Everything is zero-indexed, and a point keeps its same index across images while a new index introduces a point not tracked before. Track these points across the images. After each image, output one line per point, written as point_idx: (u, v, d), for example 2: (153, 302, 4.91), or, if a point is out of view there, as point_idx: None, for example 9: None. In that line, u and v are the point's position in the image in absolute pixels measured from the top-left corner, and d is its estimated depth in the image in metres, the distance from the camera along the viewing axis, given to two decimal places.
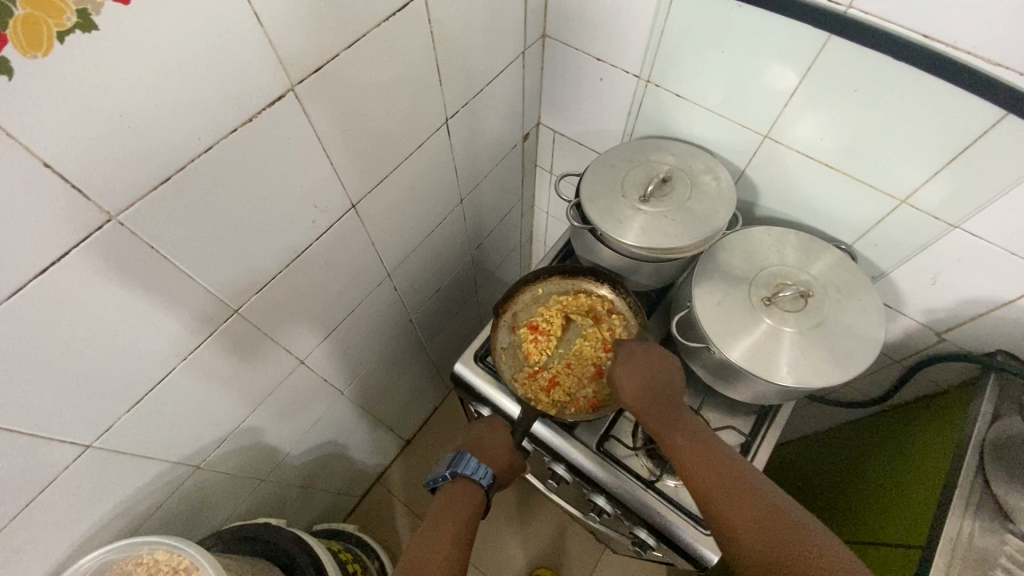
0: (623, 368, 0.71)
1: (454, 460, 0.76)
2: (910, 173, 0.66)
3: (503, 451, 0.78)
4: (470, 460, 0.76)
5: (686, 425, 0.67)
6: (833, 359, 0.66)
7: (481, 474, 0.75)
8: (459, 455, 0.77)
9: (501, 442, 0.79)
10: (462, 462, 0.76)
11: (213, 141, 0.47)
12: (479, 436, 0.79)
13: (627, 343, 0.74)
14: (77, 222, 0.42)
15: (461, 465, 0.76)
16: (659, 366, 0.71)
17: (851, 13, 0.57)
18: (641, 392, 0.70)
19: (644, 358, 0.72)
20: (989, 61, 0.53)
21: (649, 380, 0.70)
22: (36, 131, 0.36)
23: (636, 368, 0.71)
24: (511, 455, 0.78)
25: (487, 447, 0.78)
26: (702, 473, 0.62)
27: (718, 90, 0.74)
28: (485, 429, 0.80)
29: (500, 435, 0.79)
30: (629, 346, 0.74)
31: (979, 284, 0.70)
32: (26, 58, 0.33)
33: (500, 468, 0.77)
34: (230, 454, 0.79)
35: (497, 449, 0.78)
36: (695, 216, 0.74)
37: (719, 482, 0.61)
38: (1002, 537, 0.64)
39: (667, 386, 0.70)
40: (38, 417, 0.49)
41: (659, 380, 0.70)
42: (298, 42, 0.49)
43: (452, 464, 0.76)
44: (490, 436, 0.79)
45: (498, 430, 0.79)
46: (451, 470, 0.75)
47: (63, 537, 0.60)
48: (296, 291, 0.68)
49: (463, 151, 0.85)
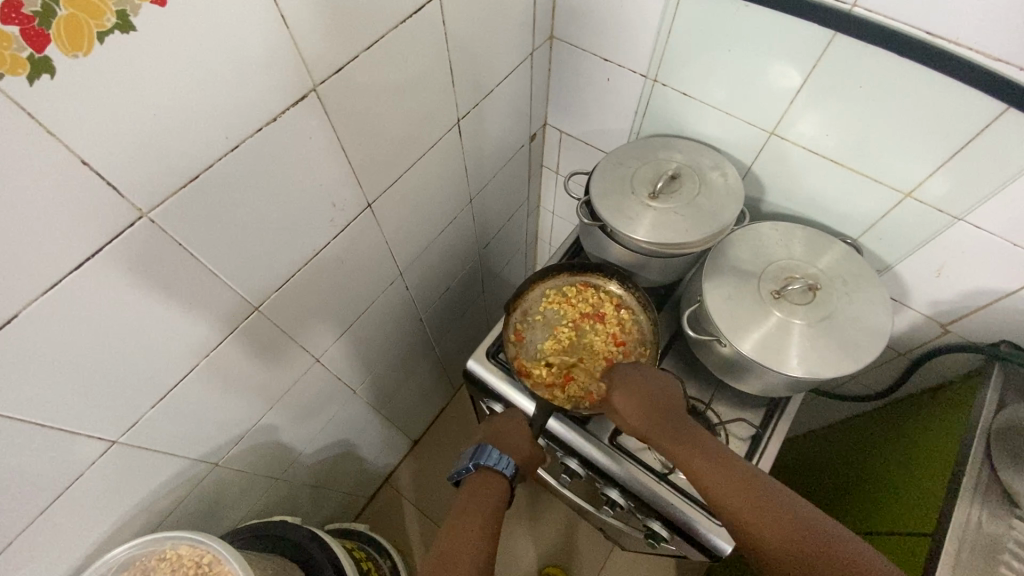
0: (620, 394, 0.71)
1: (476, 452, 0.77)
2: (915, 168, 0.67)
3: (524, 440, 0.78)
4: (492, 451, 0.76)
5: (695, 441, 0.67)
6: (842, 350, 0.67)
7: (504, 464, 0.75)
8: (481, 447, 0.77)
9: (522, 432, 0.79)
10: (484, 453, 0.76)
11: (239, 140, 0.48)
12: (500, 426, 0.79)
13: (624, 364, 0.74)
14: (111, 219, 0.43)
15: (483, 456, 0.76)
16: (656, 383, 0.71)
17: (856, 11, 0.59)
18: (643, 414, 0.69)
19: (641, 380, 0.71)
20: (991, 56, 0.54)
21: (649, 400, 0.70)
22: (75, 130, 0.37)
23: (636, 390, 0.70)
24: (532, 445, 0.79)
25: (508, 438, 0.78)
26: (725, 494, 0.62)
27: (725, 88, 0.76)
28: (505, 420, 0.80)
29: (519, 425, 0.79)
30: (624, 366, 0.74)
31: (984, 275, 0.71)
32: (68, 58, 0.34)
33: (522, 458, 0.77)
34: (246, 453, 0.80)
35: (517, 439, 0.78)
36: (704, 212, 0.75)
37: (740, 500, 0.61)
38: (1009, 523, 0.65)
39: (668, 403, 0.70)
40: (68, 413, 0.50)
41: (658, 398, 0.70)
42: (321, 43, 0.50)
43: (474, 456, 0.77)
44: (510, 427, 0.79)
45: (518, 420, 0.79)
46: (474, 462, 0.76)
47: (86, 533, 0.61)
48: (313, 289, 0.69)
49: (473, 151, 0.86)
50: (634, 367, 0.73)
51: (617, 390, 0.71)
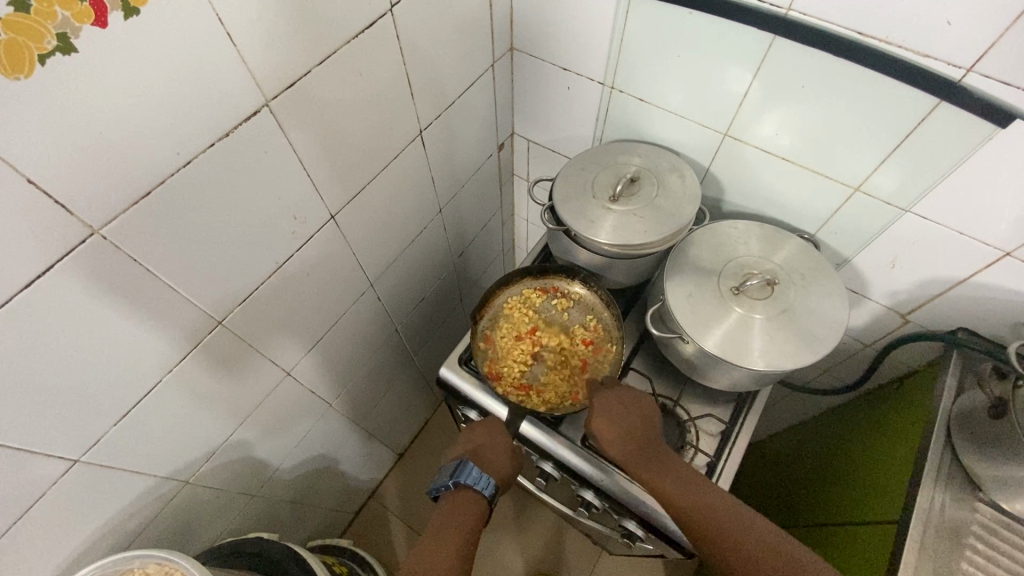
0: (602, 420, 0.70)
1: (456, 470, 0.74)
2: (861, 163, 0.69)
3: (506, 458, 0.76)
4: (472, 469, 0.74)
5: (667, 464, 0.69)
6: (801, 342, 0.68)
7: (483, 484, 0.74)
8: (461, 464, 0.74)
9: (503, 448, 0.77)
10: (464, 471, 0.74)
11: (192, 155, 0.49)
12: (479, 441, 0.77)
13: (600, 387, 0.74)
14: (61, 236, 0.43)
15: (463, 475, 0.74)
16: (632, 412, 0.71)
17: (792, 15, 0.61)
18: (620, 440, 0.69)
19: (616, 407, 0.71)
20: (919, 52, 0.56)
21: (625, 426, 0.70)
22: (19, 149, 0.38)
23: (612, 411, 0.71)
24: (513, 463, 0.76)
25: (489, 454, 0.76)
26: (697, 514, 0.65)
27: (678, 93, 0.78)
28: (485, 433, 0.77)
29: (500, 441, 0.77)
30: (603, 391, 0.73)
31: (935, 264, 0.73)
32: (9, 80, 0.35)
33: (502, 477, 0.75)
34: (219, 469, 0.79)
35: (499, 455, 0.76)
36: (663, 213, 0.77)
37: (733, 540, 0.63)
38: (973, 507, 0.67)
39: (641, 428, 0.70)
40: (26, 432, 0.50)
41: (633, 423, 0.70)
42: (270, 60, 0.51)
43: (454, 474, 0.74)
44: (491, 441, 0.77)
45: (499, 435, 0.77)
46: (453, 481, 0.73)
47: (53, 555, 0.61)
48: (278, 302, 0.70)
49: (439, 162, 0.88)
50: (612, 391, 0.73)
51: (598, 414, 0.71)
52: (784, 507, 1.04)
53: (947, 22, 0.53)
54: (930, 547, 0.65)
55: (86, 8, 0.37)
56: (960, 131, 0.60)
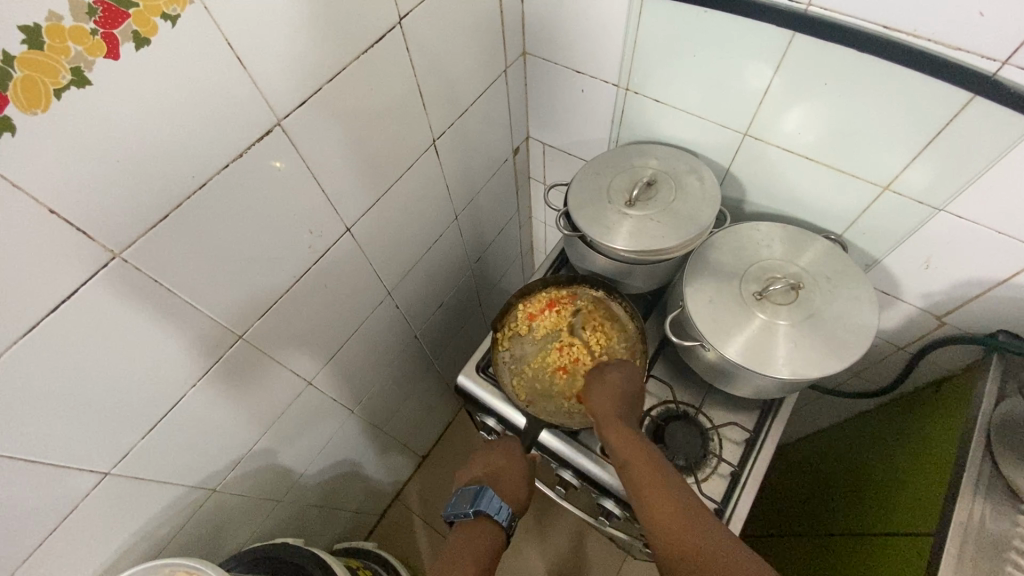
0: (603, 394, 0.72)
1: (477, 498, 0.75)
2: (890, 161, 0.66)
3: (521, 485, 0.79)
4: (492, 496, 0.76)
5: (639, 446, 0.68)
6: (829, 349, 0.66)
7: (502, 513, 0.76)
8: (481, 491, 0.76)
9: (520, 472, 0.79)
10: (484, 499, 0.75)
11: (206, 177, 0.50)
12: (496, 466, 0.80)
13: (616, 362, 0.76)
14: (84, 263, 0.45)
15: (483, 503, 0.75)
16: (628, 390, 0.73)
17: (812, 10, 0.59)
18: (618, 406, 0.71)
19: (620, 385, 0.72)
20: (949, 46, 0.54)
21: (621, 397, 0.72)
22: (38, 181, 0.39)
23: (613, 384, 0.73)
24: (528, 490, 0.80)
25: (505, 477, 0.79)
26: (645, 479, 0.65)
27: (696, 93, 0.76)
28: (503, 456, 0.80)
29: (516, 465, 0.79)
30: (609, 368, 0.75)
31: (972, 264, 0.70)
32: (27, 115, 0.37)
33: (517, 506, 0.78)
34: (244, 477, 0.81)
35: (514, 481, 0.79)
36: (681, 217, 0.75)
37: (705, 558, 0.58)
38: (1016, 520, 0.64)
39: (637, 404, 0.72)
40: (58, 450, 0.52)
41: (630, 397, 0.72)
42: (280, 80, 0.52)
43: (475, 502, 0.75)
44: (509, 465, 0.80)
45: (516, 457, 0.80)
46: (474, 509, 0.75)
47: (89, 561, 0.63)
48: (297, 315, 0.71)
49: (454, 169, 0.87)
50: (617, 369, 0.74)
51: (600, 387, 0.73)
52: (812, 515, 1.01)
53: (980, 12, 0.50)
54: (969, 564, 0.62)
55: (98, 41, 0.38)
56: (996, 125, 0.57)
